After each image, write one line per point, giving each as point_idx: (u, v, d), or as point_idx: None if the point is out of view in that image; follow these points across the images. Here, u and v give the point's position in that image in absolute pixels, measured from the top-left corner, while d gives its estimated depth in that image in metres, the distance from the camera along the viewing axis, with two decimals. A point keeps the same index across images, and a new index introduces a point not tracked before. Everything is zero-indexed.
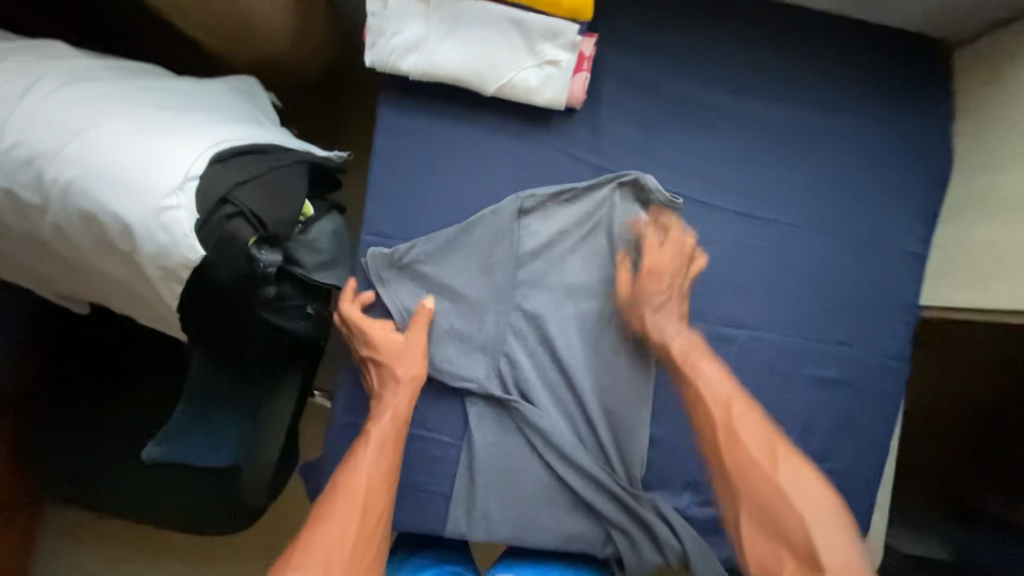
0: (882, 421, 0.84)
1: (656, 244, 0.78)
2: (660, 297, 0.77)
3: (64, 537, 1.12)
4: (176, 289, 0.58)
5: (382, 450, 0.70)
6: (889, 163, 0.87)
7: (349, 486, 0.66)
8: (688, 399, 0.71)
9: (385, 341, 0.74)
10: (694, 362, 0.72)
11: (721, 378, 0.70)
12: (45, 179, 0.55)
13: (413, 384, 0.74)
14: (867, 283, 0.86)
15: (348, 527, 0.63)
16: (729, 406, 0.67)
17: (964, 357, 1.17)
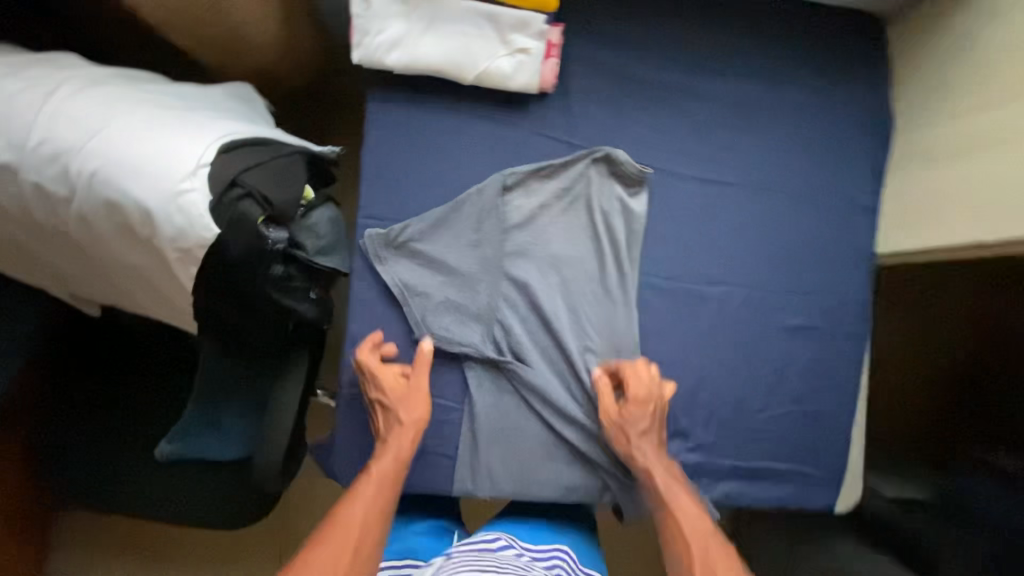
0: (848, 361, 0.93)
1: (636, 368, 0.84)
2: (645, 426, 0.82)
3: (76, 539, 1.26)
4: (193, 269, 0.67)
5: (380, 492, 0.75)
6: (845, 125, 0.93)
7: (344, 523, 0.70)
8: (665, 529, 0.77)
9: (397, 384, 0.81)
10: (673, 493, 0.78)
11: (698, 515, 0.76)
12: (70, 171, 0.62)
13: (416, 432, 0.80)
14: (829, 236, 0.93)
15: (339, 560, 0.66)
16: (704, 543, 0.73)
17: (922, 311, 1.29)
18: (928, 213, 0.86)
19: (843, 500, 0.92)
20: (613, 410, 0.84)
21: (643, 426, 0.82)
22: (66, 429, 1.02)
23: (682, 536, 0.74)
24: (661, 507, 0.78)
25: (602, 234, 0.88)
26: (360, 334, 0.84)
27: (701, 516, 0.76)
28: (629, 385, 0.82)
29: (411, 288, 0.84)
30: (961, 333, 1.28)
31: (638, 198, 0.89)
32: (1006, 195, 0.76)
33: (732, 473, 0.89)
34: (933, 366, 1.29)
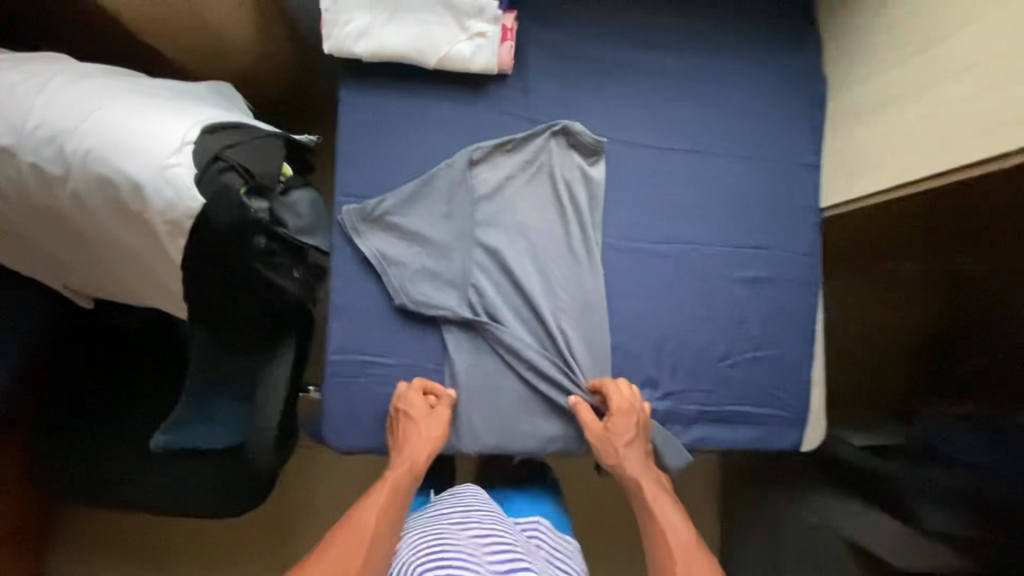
0: (803, 308, 0.99)
1: (629, 386, 0.91)
2: (632, 436, 0.89)
3: (77, 542, 1.28)
4: (182, 241, 0.72)
5: (394, 499, 0.80)
6: (782, 92, 1.02)
7: (360, 526, 0.74)
8: (651, 538, 0.81)
9: (419, 398, 0.87)
10: (661, 505, 0.83)
11: (682, 524, 0.81)
12: (65, 150, 0.67)
13: (433, 448, 0.86)
14: (775, 194, 1.00)
15: (354, 559, 0.70)
16: (685, 554, 0.77)
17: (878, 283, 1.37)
18: (861, 166, 0.95)
19: (809, 439, 0.98)
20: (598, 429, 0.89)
21: (629, 438, 0.88)
22: (67, 429, 1.06)
23: (665, 545, 0.78)
24: (648, 517, 0.83)
25: (565, 201, 0.95)
26: (343, 304, 0.90)
27: (684, 528, 0.80)
28: (612, 399, 0.89)
29: (389, 258, 0.90)
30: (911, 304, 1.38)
31: (597, 167, 0.96)
32: (924, 141, 0.84)
33: (701, 418, 0.95)
34: (888, 332, 1.38)
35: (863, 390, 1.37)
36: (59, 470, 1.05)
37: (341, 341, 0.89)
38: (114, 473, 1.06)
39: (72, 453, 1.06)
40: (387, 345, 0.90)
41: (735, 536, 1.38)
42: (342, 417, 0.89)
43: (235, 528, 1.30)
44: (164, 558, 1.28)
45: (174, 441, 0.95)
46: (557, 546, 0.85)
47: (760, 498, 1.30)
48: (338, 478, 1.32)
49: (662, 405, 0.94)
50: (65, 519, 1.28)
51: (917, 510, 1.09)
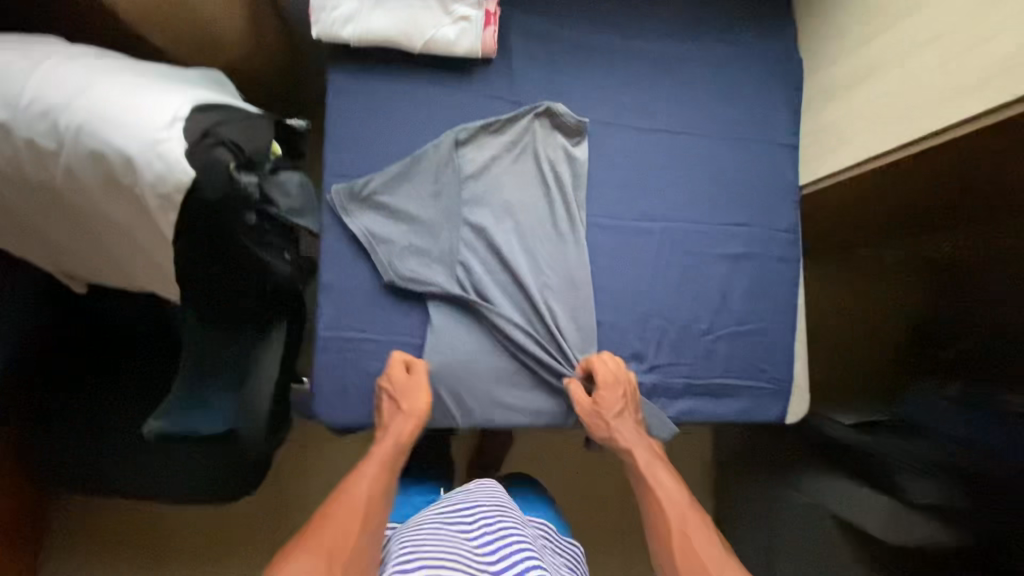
0: (785, 283, 1.01)
1: (608, 357, 0.93)
2: (620, 406, 0.90)
3: (69, 538, 1.28)
4: (172, 216, 0.74)
5: (383, 473, 0.81)
6: (760, 75, 1.04)
7: (352, 498, 0.75)
8: (647, 506, 0.82)
9: (401, 374, 0.89)
10: (655, 473, 0.84)
11: (676, 487, 0.82)
12: (59, 126, 0.69)
13: (417, 420, 0.87)
14: (755, 173, 1.03)
15: (349, 527, 0.70)
16: (679, 517, 0.77)
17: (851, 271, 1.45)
18: (836, 143, 0.98)
19: (793, 411, 1.00)
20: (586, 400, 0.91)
21: (617, 408, 0.90)
22: (58, 417, 1.05)
23: (660, 510, 0.79)
24: (643, 486, 0.84)
25: (550, 181, 0.97)
26: (332, 282, 0.91)
27: (679, 493, 0.81)
28: (597, 371, 0.91)
29: (377, 236, 0.92)
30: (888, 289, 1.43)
31: (580, 147, 0.98)
32: (896, 114, 0.87)
33: (686, 391, 0.97)
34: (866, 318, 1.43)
35: (847, 375, 1.40)
36: (49, 461, 1.05)
37: (331, 319, 0.91)
38: (106, 463, 1.05)
39: (62, 441, 1.04)
40: (376, 322, 0.92)
41: (728, 519, 1.39)
42: (332, 393, 0.91)
43: (229, 519, 1.30)
44: (158, 551, 1.28)
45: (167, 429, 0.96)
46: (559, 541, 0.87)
47: (751, 480, 1.31)
48: (334, 465, 1.33)
49: (647, 379, 0.96)
50: (57, 514, 1.28)
51: (901, 482, 1.10)
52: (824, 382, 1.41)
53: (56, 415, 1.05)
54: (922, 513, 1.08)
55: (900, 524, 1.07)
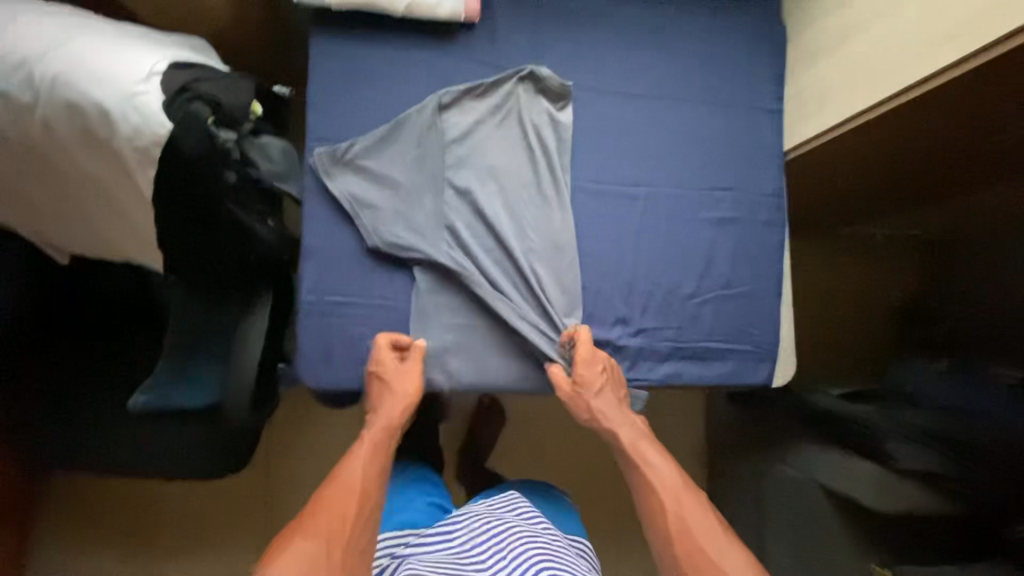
0: (770, 247, 1.02)
1: (588, 340, 0.91)
2: (602, 385, 0.90)
3: (58, 522, 1.27)
4: (151, 172, 0.74)
5: (375, 457, 0.82)
6: (743, 40, 1.05)
7: (345, 483, 0.75)
8: (639, 486, 0.84)
9: (391, 357, 0.88)
10: (642, 452, 0.86)
11: (666, 467, 0.83)
12: (35, 78, 0.70)
13: (408, 403, 0.88)
14: (739, 139, 1.03)
15: (345, 513, 0.71)
16: (674, 497, 0.79)
17: (842, 244, 1.41)
18: (820, 106, 0.98)
19: (779, 375, 1.01)
20: (565, 383, 0.91)
21: (598, 387, 0.90)
22: (40, 392, 1.02)
23: (653, 491, 0.81)
24: (632, 466, 0.85)
25: (535, 144, 0.97)
26: (317, 246, 0.91)
27: (670, 470, 0.83)
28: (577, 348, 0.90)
29: (360, 201, 0.92)
30: (881, 261, 1.41)
31: (565, 111, 0.98)
32: (878, 74, 0.89)
33: (673, 354, 0.97)
34: (863, 293, 1.40)
35: (835, 346, 1.38)
36: (31, 435, 1.03)
37: (314, 281, 0.90)
38: (90, 442, 1.02)
39: (46, 417, 1.02)
40: (360, 285, 0.91)
41: (720, 493, 1.39)
42: (316, 359, 0.90)
43: (220, 499, 1.29)
44: (148, 532, 1.27)
45: (151, 405, 0.94)
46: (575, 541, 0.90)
47: (742, 453, 1.31)
48: (325, 441, 1.32)
49: (634, 342, 0.96)
50: (46, 497, 1.27)
51: (891, 450, 1.07)
52: (814, 357, 1.37)
53: (37, 391, 1.02)
54: (907, 479, 1.06)
55: (889, 493, 1.04)
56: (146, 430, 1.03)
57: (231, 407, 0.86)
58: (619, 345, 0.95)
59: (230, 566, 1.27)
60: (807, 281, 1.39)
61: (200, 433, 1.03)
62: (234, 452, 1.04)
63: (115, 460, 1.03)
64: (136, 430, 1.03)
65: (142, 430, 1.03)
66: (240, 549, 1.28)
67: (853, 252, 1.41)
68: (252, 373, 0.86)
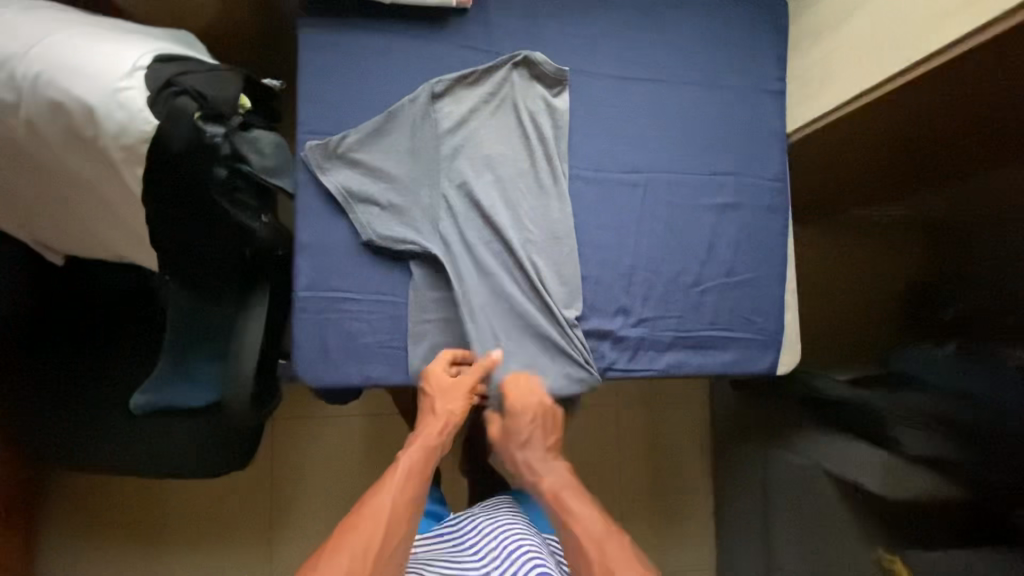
0: (773, 233, 1.00)
1: (523, 376, 0.90)
2: (525, 435, 0.88)
3: (63, 523, 1.27)
4: (139, 169, 0.73)
5: (410, 480, 0.77)
6: (743, 19, 1.02)
7: (374, 508, 0.71)
8: (562, 539, 0.75)
9: (443, 374, 0.88)
10: (563, 501, 0.78)
11: (593, 516, 0.75)
12: (17, 75, 0.70)
13: (451, 418, 0.86)
14: (739, 121, 1.01)
15: (370, 542, 0.67)
16: (596, 547, 0.71)
17: (848, 226, 1.37)
18: (825, 86, 0.96)
19: (783, 362, 0.99)
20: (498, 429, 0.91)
21: (522, 436, 0.88)
22: (39, 392, 1.01)
23: (574, 541, 0.72)
24: (555, 518, 0.77)
25: (531, 132, 0.94)
26: (311, 241, 0.89)
27: (594, 519, 0.74)
28: (507, 394, 0.89)
29: (353, 194, 0.90)
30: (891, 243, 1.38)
31: (561, 98, 0.96)
32: (885, 50, 0.86)
33: (675, 343, 0.96)
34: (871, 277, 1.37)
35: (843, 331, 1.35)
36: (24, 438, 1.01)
37: (308, 277, 0.89)
38: (84, 446, 1.00)
39: (43, 417, 1.00)
40: (356, 280, 0.90)
41: (725, 481, 1.39)
42: (313, 356, 0.89)
43: (224, 497, 1.30)
44: (154, 531, 1.28)
45: (154, 402, 0.96)
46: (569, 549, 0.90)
47: (746, 442, 1.30)
48: (327, 436, 1.32)
49: (635, 332, 0.95)
50: (50, 498, 1.27)
51: (897, 436, 1.06)
52: (820, 343, 1.34)
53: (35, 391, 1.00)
54: (916, 465, 1.05)
55: (896, 478, 1.04)
56: (142, 431, 1.01)
57: (233, 405, 0.84)
58: (620, 336, 0.94)
59: (237, 561, 1.28)
60: (809, 266, 1.37)
61: (199, 435, 1.01)
62: (238, 453, 1.02)
63: (110, 465, 1.01)
64: (134, 432, 1.01)
65: (138, 431, 1.01)
66: (246, 544, 1.29)
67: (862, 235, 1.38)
68: (253, 368, 0.85)
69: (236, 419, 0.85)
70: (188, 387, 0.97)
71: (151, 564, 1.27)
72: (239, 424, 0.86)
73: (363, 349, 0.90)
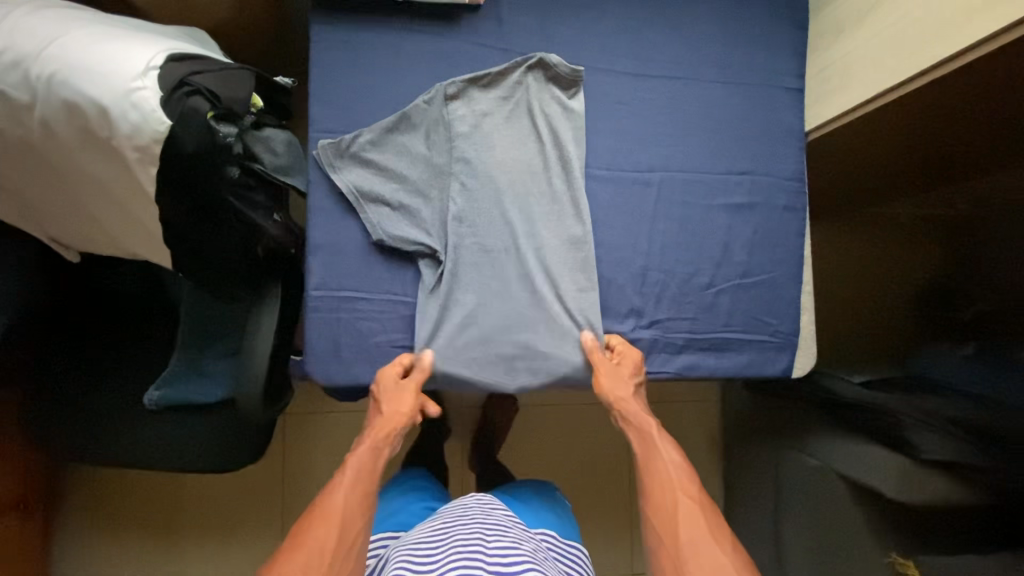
0: (789, 232, 0.99)
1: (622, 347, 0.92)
2: (636, 377, 0.90)
3: (80, 511, 1.29)
4: (152, 170, 0.73)
5: (361, 478, 0.79)
6: (759, 14, 1.00)
7: (326, 506, 0.73)
8: (649, 471, 0.82)
9: (391, 374, 0.88)
10: (651, 439, 0.86)
11: (678, 465, 0.82)
12: (31, 76, 0.70)
13: (397, 421, 0.87)
14: (755, 118, 0.99)
15: (325, 543, 0.69)
16: (683, 486, 0.78)
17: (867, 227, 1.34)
18: (844, 83, 0.94)
19: (799, 364, 0.98)
20: (602, 364, 0.89)
21: (633, 377, 0.90)
22: (52, 386, 1.00)
23: (666, 476, 0.80)
24: (647, 453, 0.85)
25: (545, 134, 0.94)
26: (322, 241, 0.89)
27: (684, 472, 0.81)
28: (624, 354, 0.91)
29: (365, 194, 0.89)
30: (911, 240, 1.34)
31: (577, 99, 0.95)
32: (904, 46, 0.83)
33: (688, 345, 0.95)
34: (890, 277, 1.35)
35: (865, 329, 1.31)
36: (33, 432, 1.02)
37: (314, 273, 0.89)
38: (92, 444, 1.00)
39: (54, 413, 1.00)
40: (368, 279, 0.90)
41: (736, 482, 1.38)
42: (324, 354, 0.89)
43: (237, 488, 1.31)
44: (168, 521, 1.30)
45: (167, 398, 0.97)
46: (566, 550, 0.88)
47: (760, 441, 1.29)
48: (337, 433, 1.33)
49: (647, 333, 0.94)
50: (68, 487, 1.30)
51: (911, 438, 1.00)
52: (837, 343, 1.32)
53: (47, 386, 1.00)
54: (927, 468, 0.99)
55: (910, 482, 0.98)
56: (152, 428, 1.01)
57: (245, 404, 0.84)
58: (631, 337, 0.94)
59: (248, 553, 1.29)
60: (821, 265, 1.34)
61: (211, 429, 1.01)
62: (248, 450, 1.02)
63: (119, 463, 1.01)
64: (142, 429, 1.01)
65: (148, 428, 1.01)
66: (257, 537, 1.30)
67: (880, 235, 1.34)
68: (266, 367, 0.84)
69: (249, 415, 0.85)
70: (201, 381, 0.98)
71: (166, 553, 1.29)
72: (253, 422, 0.86)
73: (372, 347, 0.90)
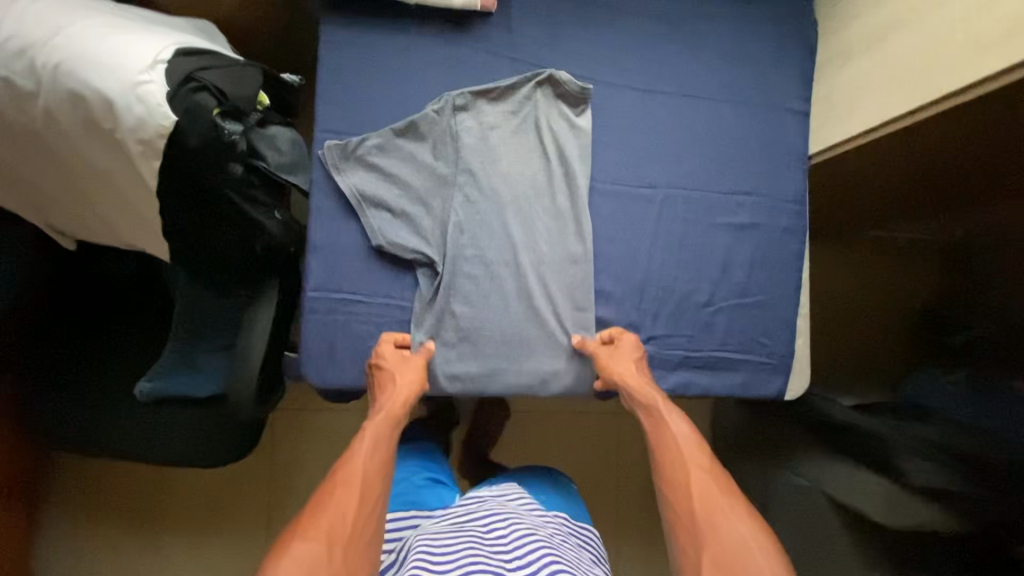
0: (789, 254, 0.99)
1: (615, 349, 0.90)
2: (634, 356, 0.90)
3: (65, 501, 1.28)
4: (154, 163, 0.72)
5: (377, 449, 0.78)
6: (769, 37, 1.01)
7: (347, 477, 0.72)
8: (660, 446, 0.80)
9: (393, 351, 0.87)
10: (658, 411, 0.84)
11: (688, 435, 0.81)
12: (37, 64, 0.69)
13: (408, 392, 0.84)
14: (760, 139, 1.00)
15: (346, 510, 0.67)
16: (695, 458, 0.77)
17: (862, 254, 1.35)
18: (850, 109, 0.95)
19: (791, 385, 0.99)
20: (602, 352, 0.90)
21: (632, 357, 0.89)
22: (42, 376, 0.99)
23: (677, 450, 0.79)
24: (656, 427, 0.83)
25: (551, 150, 0.94)
26: (323, 242, 0.89)
27: (694, 444, 0.79)
28: (620, 344, 0.91)
29: (367, 197, 0.89)
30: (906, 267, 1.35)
31: (584, 117, 0.95)
32: (910, 77, 0.84)
33: (683, 362, 0.95)
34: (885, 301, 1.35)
35: (861, 350, 1.32)
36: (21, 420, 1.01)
37: (312, 272, 0.88)
38: (79, 435, 0.99)
39: (42, 402, 0.99)
40: (366, 283, 0.90)
41: None
42: (319, 356, 0.89)
43: (224, 485, 1.30)
44: (152, 514, 1.29)
45: (159, 390, 0.91)
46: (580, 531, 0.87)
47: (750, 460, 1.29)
48: (328, 433, 1.32)
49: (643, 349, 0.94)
50: (54, 477, 1.28)
51: (902, 465, 1.02)
52: (830, 365, 1.32)
53: (38, 375, 0.99)
54: (918, 494, 1.01)
55: (903, 509, 1.01)
56: (141, 421, 1.00)
57: (238, 402, 0.83)
58: None
59: (233, 547, 1.29)
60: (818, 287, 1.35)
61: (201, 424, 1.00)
62: (237, 446, 1.01)
63: (105, 454, 1.00)
64: (130, 421, 1.00)
65: (137, 421, 1.00)
66: (242, 533, 1.29)
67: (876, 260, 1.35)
68: (259, 366, 0.84)
69: (242, 413, 0.84)
70: (189, 377, 0.94)
71: (150, 547, 1.28)
72: (244, 420, 0.85)
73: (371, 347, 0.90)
